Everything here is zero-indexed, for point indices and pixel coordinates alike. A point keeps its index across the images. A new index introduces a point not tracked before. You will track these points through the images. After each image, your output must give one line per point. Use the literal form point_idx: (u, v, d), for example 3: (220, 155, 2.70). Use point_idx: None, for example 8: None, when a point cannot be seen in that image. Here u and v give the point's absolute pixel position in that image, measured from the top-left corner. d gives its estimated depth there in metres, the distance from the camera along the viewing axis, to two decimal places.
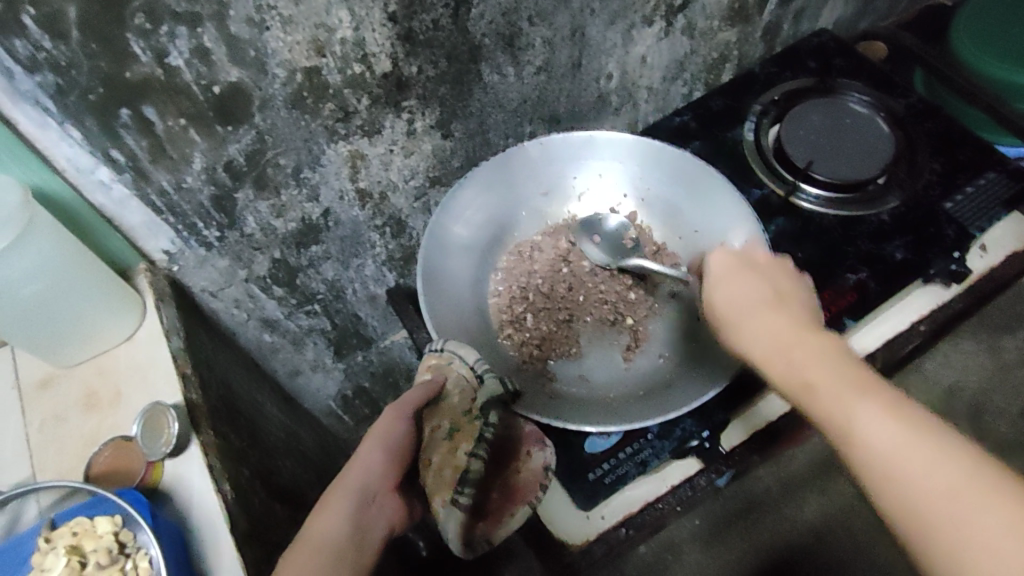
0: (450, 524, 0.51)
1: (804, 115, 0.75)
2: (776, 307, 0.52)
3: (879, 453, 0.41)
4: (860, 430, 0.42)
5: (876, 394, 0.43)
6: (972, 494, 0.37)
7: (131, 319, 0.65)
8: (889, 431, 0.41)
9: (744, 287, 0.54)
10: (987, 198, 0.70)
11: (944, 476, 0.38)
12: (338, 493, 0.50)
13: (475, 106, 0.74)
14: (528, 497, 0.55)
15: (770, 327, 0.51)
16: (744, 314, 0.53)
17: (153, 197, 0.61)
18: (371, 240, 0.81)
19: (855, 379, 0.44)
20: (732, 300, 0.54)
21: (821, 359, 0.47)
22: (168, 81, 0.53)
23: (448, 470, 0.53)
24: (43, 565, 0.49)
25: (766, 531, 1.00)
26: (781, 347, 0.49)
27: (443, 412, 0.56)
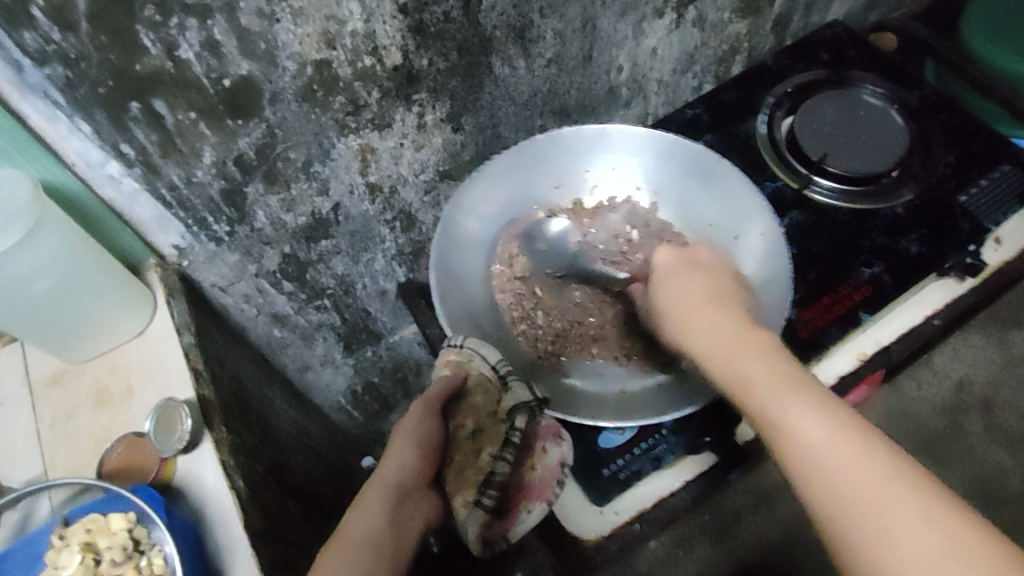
0: (470, 524, 0.52)
1: (818, 107, 0.74)
2: (722, 308, 0.51)
3: (821, 460, 0.39)
4: (802, 433, 0.40)
5: (813, 405, 0.41)
6: (891, 489, 0.37)
7: (141, 315, 0.65)
8: (832, 443, 0.39)
9: (692, 286, 0.54)
10: (1002, 190, 0.69)
11: (870, 477, 0.37)
12: (372, 489, 0.51)
13: (485, 99, 0.73)
14: (544, 495, 0.54)
15: (714, 332, 0.49)
16: (698, 311, 0.52)
17: (163, 191, 0.61)
18: (381, 234, 0.80)
19: (797, 384, 0.42)
20: (684, 301, 0.53)
21: (753, 364, 0.45)
22: (178, 74, 0.53)
23: (472, 471, 0.55)
24: (57, 562, 0.49)
25: (775, 524, 0.99)
26: (720, 350, 0.47)
27: (467, 411, 0.58)
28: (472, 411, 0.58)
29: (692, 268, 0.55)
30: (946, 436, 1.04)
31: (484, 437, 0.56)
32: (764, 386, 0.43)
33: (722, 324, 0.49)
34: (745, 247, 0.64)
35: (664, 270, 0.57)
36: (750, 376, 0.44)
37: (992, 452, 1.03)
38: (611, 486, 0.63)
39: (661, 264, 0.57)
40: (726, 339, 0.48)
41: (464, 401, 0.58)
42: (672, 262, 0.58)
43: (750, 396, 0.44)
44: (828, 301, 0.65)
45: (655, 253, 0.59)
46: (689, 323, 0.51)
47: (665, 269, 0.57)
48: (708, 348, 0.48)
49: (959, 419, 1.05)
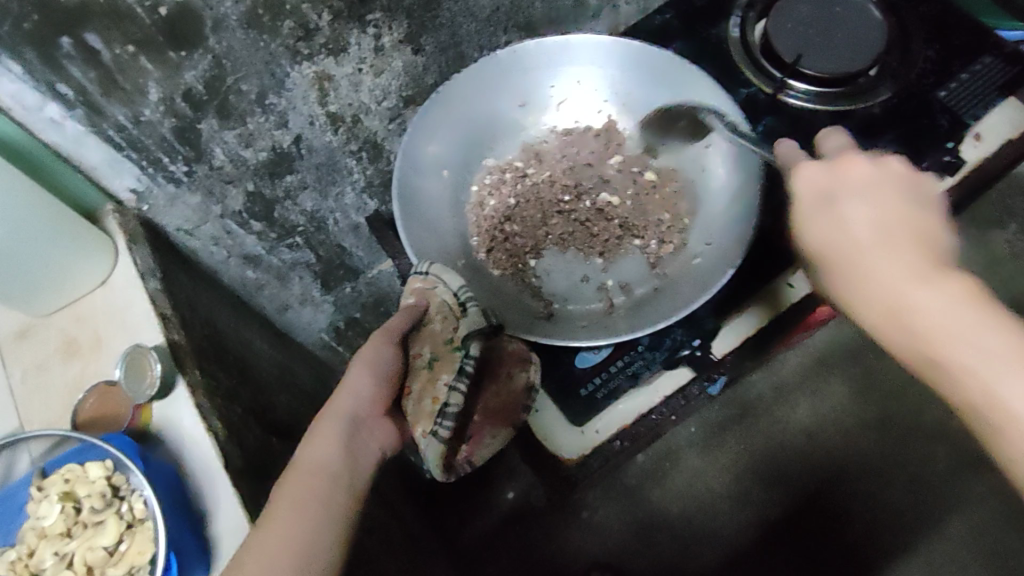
0: (430, 452, 0.53)
1: (792, 5, 0.68)
2: (906, 212, 0.47)
3: (934, 321, 0.41)
4: (926, 306, 0.42)
5: (939, 279, 0.43)
6: (990, 336, 0.39)
7: (103, 262, 0.63)
8: (951, 316, 0.41)
9: (859, 207, 0.47)
10: (983, 84, 0.67)
11: (980, 342, 0.39)
12: (327, 421, 0.51)
13: (444, 17, 0.70)
14: (512, 420, 0.58)
15: (816, 177, 0.49)
16: (824, 207, 0.49)
17: (110, 132, 0.58)
18: (347, 166, 0.77)
19: (925, 263, 0.44)
20: (832, 231, 0.48)
21: (960, 314, 0.41)
22: (109, 5, 0.50)
23: (427, 399, 0.55)
24: (38, 513, 0.50)
25: (762, 433, 1.02)
26: (898, 272, 0.44)
27: (425, 339, 0.57)
28: (430, 338, 0.56)
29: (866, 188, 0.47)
30: None
31: (440, 365, 0.56)
32: (903, 288, 0.43)
33: (877, 200, 0.47)
34: (716, 159, 0.63)
35: (813, 198, 0.49)
36: (909, 298, 0.43)
37: None
38: (591, 408, 0.63)
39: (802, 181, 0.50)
40: (869, 241, 0.46)
41: (423, 330, 0.57)
42: (821, 182, 0.49)
43: (911, 319, 0.42)
44: None
45: (797, 168, 0.50)
46: (831, 210, 0.48)
47: (814, 195, 0.49)
48: (880, 293, 0.45)
49: None
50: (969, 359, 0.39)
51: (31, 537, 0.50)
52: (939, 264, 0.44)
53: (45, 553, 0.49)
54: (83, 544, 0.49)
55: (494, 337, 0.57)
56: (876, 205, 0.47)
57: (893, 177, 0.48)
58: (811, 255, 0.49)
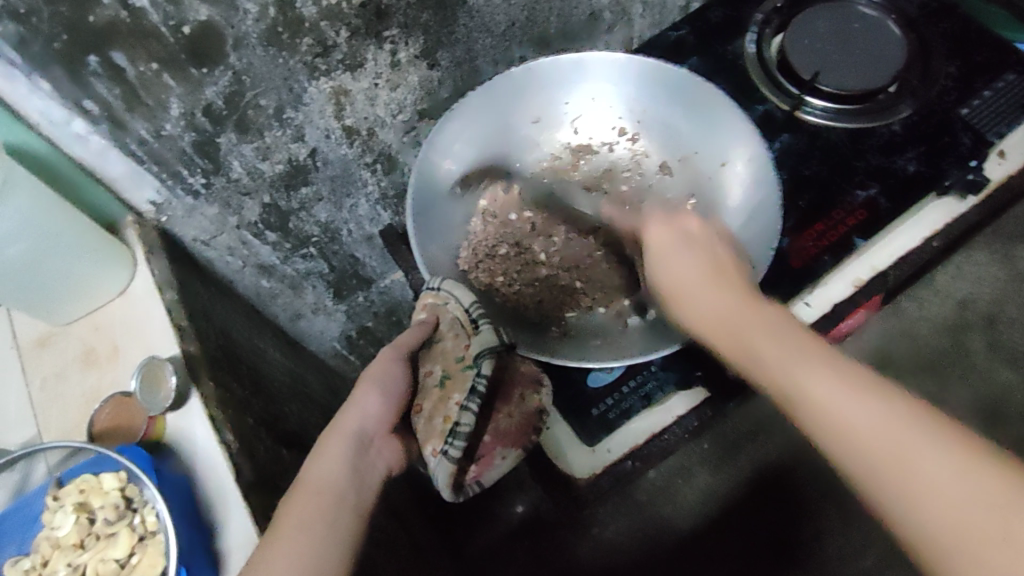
0: (440, 473, 0.55)
1: (811, 21, 0.67)
2: (716, 275, 0.49)
3: (863, 438, 0.37)
4: (822, 397, 0.38)
5: (820, 363, 0.40)
6: (894, 422, 0.37)
7: (122, 272, 0.64)
8: (832, 391, 0.38)
9: (683, 260, 0.51)
10: (1005, 102, 0.65)
11: (835, 395, 0.38)
12: (334, 437, 0.51)
13: (461, 32, 0.70)
14: (521, 442, 0.58)
15: (683, 266, 0.50)
16: (689, 288, 0.49)
17: (132, 146, 0.60)
18: (362, 178, 0.78)
19: (758, 316, 0.44)
20: (715, 309, 0.46)
21: (800, 357, 0.40)
22: (135, 24, 0.52)
23: (438, 419, 0.57)
24: (53, 523, 0.51)
25: (778, 450, 1.01)
26: (735, 317, 0.45)
27: (436, 357, 0.59)
28: (441, 356, 0.59)
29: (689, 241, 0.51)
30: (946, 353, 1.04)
31: (451, 384, 0.58)
32: (768, 345, 0.42)
33: (695, 277, 0.49)
34: (731, 178, 0.62)
35: (666, 243, 0.53)
36: (831, 405, 0.38)
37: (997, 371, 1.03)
38: (600, 427, 0.63)
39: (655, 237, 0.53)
40: (734, 304, 0.46)
41: (434, 348, 0.59)
42: (669, 233, 0.54)
43: (848, 440, 0.37)
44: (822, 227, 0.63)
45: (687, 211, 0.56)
46: (687, 302, 0.48)
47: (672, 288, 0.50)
48: (729, 336, 0.44)
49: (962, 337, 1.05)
50: (847, 417, 0.38)
51: (46, 546, 0.51)
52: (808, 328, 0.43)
53: (58, 563, 0.50)
54: (96, 555, 0.50)
55: (506, 355, 0.58)
56: (689, 265, 0.50)
57: (714, 248, 0.52)
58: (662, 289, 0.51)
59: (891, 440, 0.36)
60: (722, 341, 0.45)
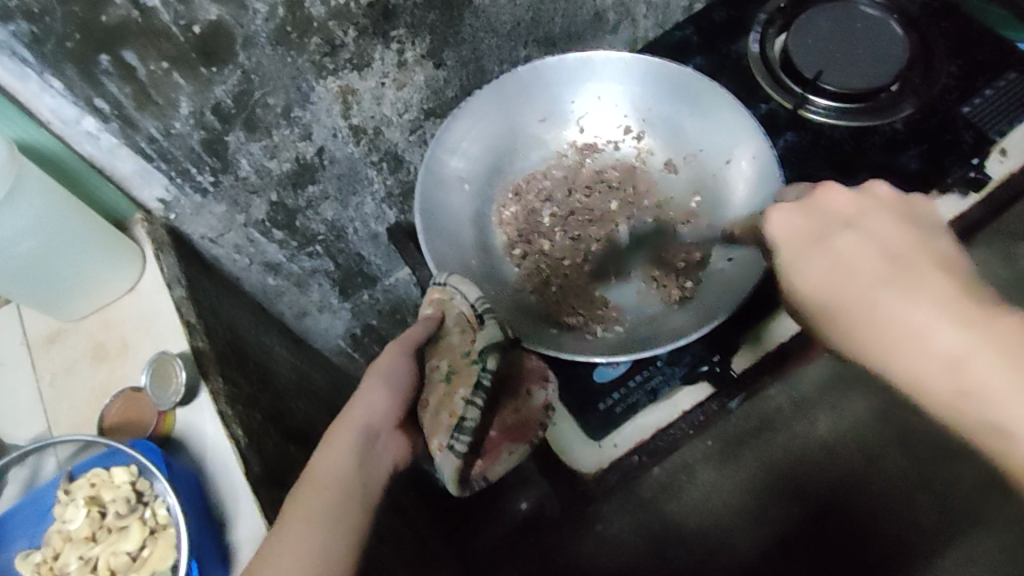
0: (446, 466, 0.53)
1: (812, 22, 0.68)
2: (873, 223, 0.46)
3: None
4: (895, 315, 0.41)
5: (932, 288, 0.41)
6: (963, 314, 0.40)
7: (132, 269, 0.65)
8: (948, 320, 0.40)
9: (853, 242, 0.45)
10: (1008, 99, 0.66)
11: (955, 318, 0.40)
12: (342, 431, 0.51)
13: (466, 32, 0.71)
14: (529, 437, 0.58)
15: (789, 218, 0.48)
16: (818, 230, 0.47)
17: (142, 144, 0.60)
18: (368, 176, 0.78)
19: (888, 272, 0.43)
20: (833, 275, 0.45)
21: (994, 362, 0.38)
22: (146, 24, 0.52)
23: (444, 413, 0.55)
24: (64, 516, 0.51)
25: (781, 449, 1.01)
26: (926, 333, 0.40)
27: (442, 352, 0.58)
28: (447, 352, 0.58)
29: (847, 222, 0.46)
30: None
31: (457, 378, 0.57)
32: (868, 291, 0.43)
33: (851, 232, 0.45)
34: (736, 174, 0.62)
35: (838, 216, 0.47)
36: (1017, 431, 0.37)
37: None
38: (607, 421, 0.62)
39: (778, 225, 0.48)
40: (918, 317, 0.41)
41: (440, 343, 0.58)
42: (849, 203, 0.47)
43: (968, 383, 0.38)
44: None
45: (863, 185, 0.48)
46: (795, 259, 0.47)
47: (800, 236, 0.47)
48: (892, 343, 0.41)
49: None
50: (930, 325, 0.40)
51: (57, 540, 0.51)
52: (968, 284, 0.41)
53: (70, 557, 0.50)
54: (107, 549, 0.50)
55: (512, 348, 0.58)
56: (873, 238, 0.45)
57: (885, 230, 0.45)
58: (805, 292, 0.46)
59: (967, 333, 0.39)
60: (819, 285, 0.45)
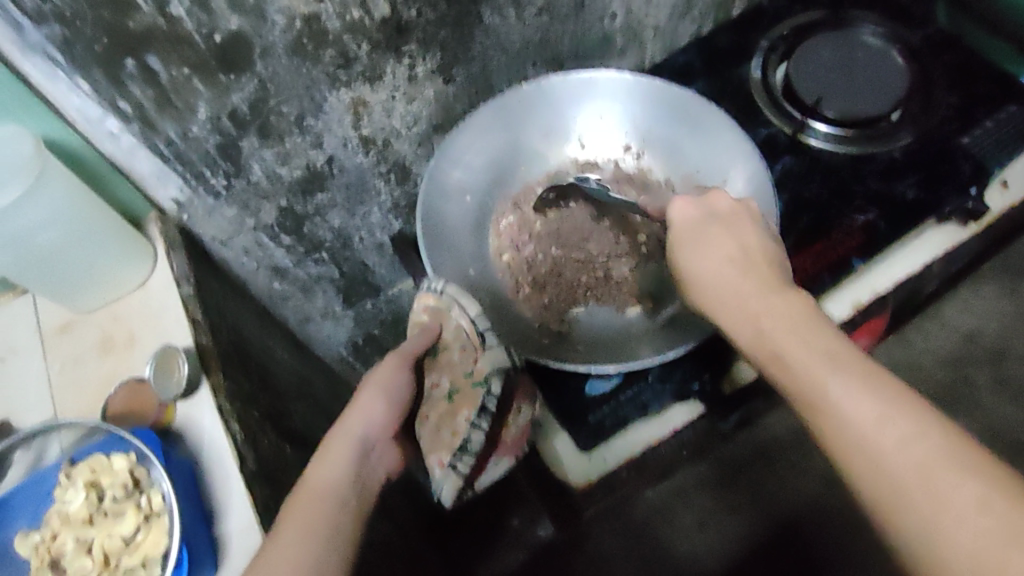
0: (445, 485, 0.57)
1: (814, 50, 0.70)
2: (751, 263, 0.50)
3: (861, 426, 0.37)
4: (798, 362, 0.41)
5: (804, 322, 0.43)
6: (834, 352, 0.41)
7: (142, 266, 0.68)
8: (814, 352, 0.41)
9: (721, 242, 0.52)
10: (1009, 130, 0.66)
11: (823, 358, 0.41)
12: (338, 442, 0.53)
13: (476, 50, 0.73)
14: (514, 451, 0.61)
15: (705, 246, 0.52)
16: (722, 271, 0.50)
17: (161, 146, 0.63)
18: (376, 187, 0.80)
19: (805, 320, 0.44)
20: (711, 260, 0.51)
21: (819, 354, 0.41)
22: (170, 31, 0.55)
23: (446, 431, 0.58)
24: (64, 498, 0.53)
25: (777, 478, 1.02)
26: (767, 317, 0.45)
27: (444, 369, 0.60)
28: (448, 368, 0.60)
29: (727, 226, 0.52)
30: (953, 386, 1.06)
31: (460, 398, 0.59)
32: (795, 345, 0.42)
33: (722, 240, 0.52)
34: (730, 195, 0.63)
35: (686, 235, 0.53)
36: (836, 393, 0.39)
37: (998, 407, 1.06)
38: (596, 434, 0.63)
39: (682, 223, 0.54)
40: (751, 293, 0.47)
41: (440, 358, 0.60)
42: (692, 221, 0.54)
43: (860, 445, 0.37)
44: (821, 247, 0.64)
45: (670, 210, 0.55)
46: (712, 290, 0.50)
47: (690, 230, 0.54)
48: (749, 322, 0.46)
49: (968, 371, 1.07)
50: (829, 385, 0.39)
51: (56, 521, 0.52)
52: (863, 363, 0.40)
53: (67, 537, 0.52)
54: (102, 532, 0.52)
55: (511, 375, 0.59)
56: (747, 245, 0.51)
57: (750, 237, 0.52)
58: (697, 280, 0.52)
59: (867, 392, 0.38)
60: (757, 345, 0.45)
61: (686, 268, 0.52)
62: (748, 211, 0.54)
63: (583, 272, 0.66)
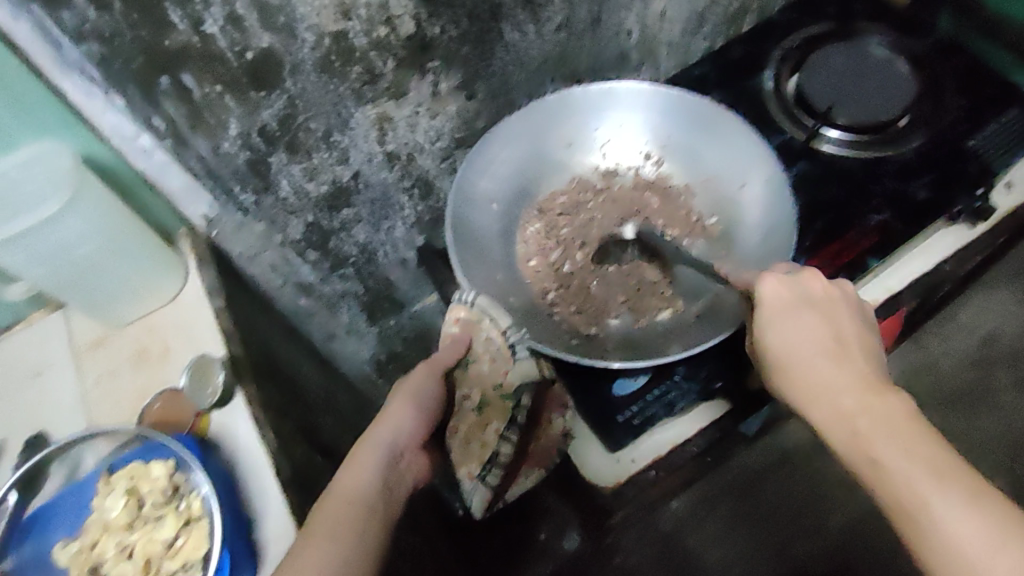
0: (475, 496, 0.63)
1: (825, 59, 0.73)
2: (838, 354, 0.50)
3: (970, 547, 0.39)
4: (892, 463, 0.43)
5: (899, 422, 0.45)
6: (931, 458, 0.43)
7: (174, 279, 0.69)
8: (911, 454, 0.43)
9: (809, 326, 0.52)
10: (1014, 133, 0.68)
11: (919, 461, 0.43)
12: (367, 448, 0.53)
13: (497, 65, 0.76)
14: (545, 463, 0.64)
15: (790, 326, 0.52)
16: (809, 360, 0.51)
17: (192, 162, 0.64)
18: (399, 202, 0.82)
19: (898, 418, 0.46)
20: (795, 346, 0.51)
21: (915, 455, 0.43)
22: (205, 48, 0.56)
23: (475, 443, 0.64)
24: (103, 506, 0.54)
25: (801, 480, 1.02)
26: (858, 417, 0.46)
27: (473, 381, 0.65)
28: (476, 381, 0.65)
29: (813, 308, 0.52)
30: (972, 388, 1.09)
31: (489, 411, 0.64)
32: (888, 446, 0.44)
33: (810, 324, 0.52)
34: (749, 197, 0.66)
35: (774, 308, 0.53)
36: (942, 513, 0.40)
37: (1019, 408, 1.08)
38: (626, 433, 0.63)
39: (768, 296, 0.53)
40: (848, 392, 0.48)
41: (470, 371, 0.64)
42: (783, 297, 0.53)
43: (959, 557, 0.39)
44: (839, 246, 0.65)
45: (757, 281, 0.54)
46: (795, 374, 0.51)
47: (776, 309, 0.53)
48: (836, 417, 0.48)
49: (988, 373, 1.10)
50: (912, 484, 0.42)
51: (96, 529, 0.53)
52: (956, 471, 0.42)
53: (107, 544, 0.52)
54: (144, 536, 0.52)
55: (544, 388, 0.64)
56: (834, 333, 0.52)
57: (844, 325, 0.52)
58: (775, 352, 0.52)
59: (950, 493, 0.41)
60: (844, 441, 0.47)
61: (768, 345, 0.52)
62: (832, 291, 0.54)
63: (608, 276, 0.68)
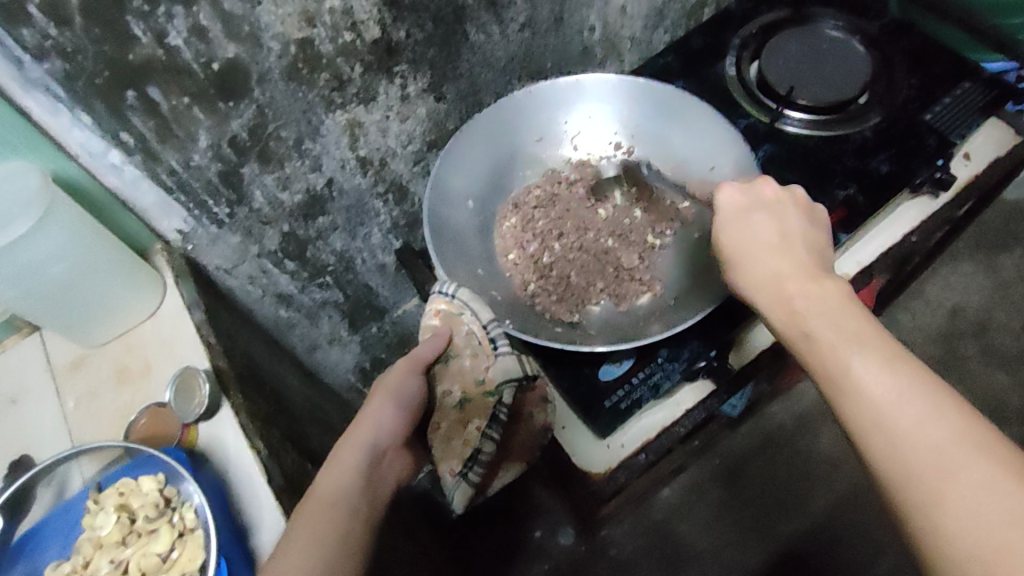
0: (457, 494, 0.59)
1: (782, 45, 0.75)
2: (785, 242, 0.52)
3: (879, 399, 0.39)
4: (819, 329, 0.45)
5: (833, 297, 0.46)
6: (856, 325, 0.44)
7: (152, 294, 0.69)
8: (837, 321, 0.44)
9: (761, 223, 0.54)
10: (966, 106, 0.71)
11: (844, 327, 0.44)
12: (349, 448, 0.52)
13: (464, 67, 0.76)
14: (525, 456, 0.63)
15: (738, 223, 0.54)
16: (756, 250, 0.53)
17: (163, 176, 0.63)
18: (374, 208, 0.83)
19: (834, 295, 0.47)
20: (743, 239, 0.53)
21: (840, 321, 0.44)
22: (170, 62, 0.55)
23: (458, 440, 0.60)
24: (94, 524, 0.53)
25: (786, 465, 1.03)
26: (793, 294, 0.48)
27: (454, 377, 0.61)
28: (458, 375, 0.61)
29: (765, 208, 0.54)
30: (944, 359, 1.12)
31: (470, 407, 0.60)
32: (816, 315, 0.45)
33: (761, 220, 0.54)
34: (720, 179, 0.67)
35: (728, 215, 0.55)
36: (856, 366, 0.41)
37: (989, 374, 1.10)
38: (613, 417, 0.64)
39: (724, 202, 0.56)
40: (789, 273, 0.50)
41: (450, 366, 0.61)
42: (736, 203, 0.55)
43: (866, 400, 0.40)
44: None
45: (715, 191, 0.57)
46: (742, 261, 0.53)
47: (730, 208, 0.55)
48: (774, 296, 0.49)
49: (956, 344, 1.13)
50: (832, 341, 0.43)
51: (88, 547, 0.52)
52: (875, 335, 0.43)
53: (101, 561, 0.51)
54: (139, 551, 0.52)
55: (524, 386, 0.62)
56: (782, 226, 0.53)
57: (789, 221, 0.54)
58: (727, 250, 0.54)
59: (868, 349, 0.42)
60: (777, 315, 0.48)
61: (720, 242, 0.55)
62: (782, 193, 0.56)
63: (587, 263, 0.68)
